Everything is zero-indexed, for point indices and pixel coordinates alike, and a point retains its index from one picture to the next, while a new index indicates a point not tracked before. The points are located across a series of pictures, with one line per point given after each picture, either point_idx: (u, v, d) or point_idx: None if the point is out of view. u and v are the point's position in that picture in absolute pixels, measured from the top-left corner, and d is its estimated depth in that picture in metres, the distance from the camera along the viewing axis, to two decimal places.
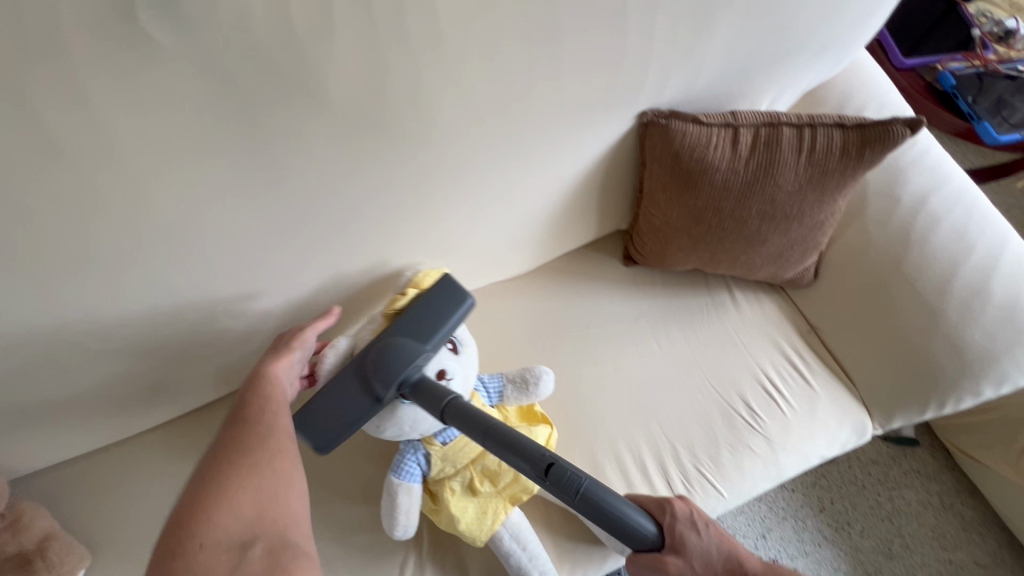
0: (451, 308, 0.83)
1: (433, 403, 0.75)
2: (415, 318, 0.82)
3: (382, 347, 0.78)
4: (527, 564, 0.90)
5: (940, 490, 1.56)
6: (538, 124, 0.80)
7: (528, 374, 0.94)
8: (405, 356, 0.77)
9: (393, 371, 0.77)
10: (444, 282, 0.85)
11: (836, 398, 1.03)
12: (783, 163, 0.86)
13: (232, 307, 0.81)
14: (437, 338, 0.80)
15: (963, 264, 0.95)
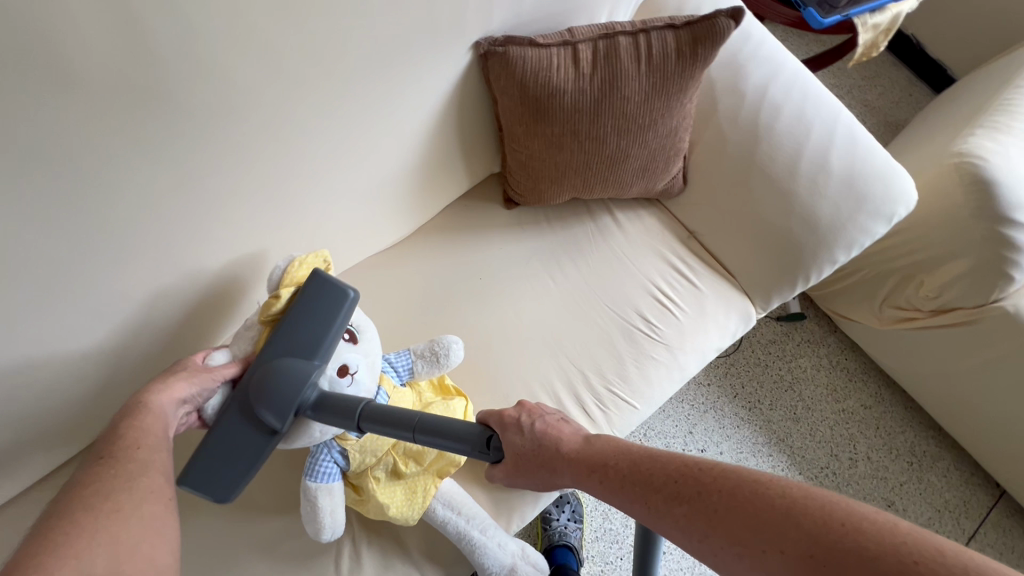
0: (332, 308, 0.78)
1: (341, 419, 0.75)
2: (297, 331, 0.77)
3: (270, 379, 0.74)
4: (465, 527, 0.89)
5: (827, 352, 1.75)
6: (360, 68, 0.74)
7: (436, 346, 0.92)
8: (298, 382, 0.74)
9: (288, 403, 0.74)
10: (319, 282, 0.79)
11: (721, 293, 1.09)
12: (626, 74, 0.85)
13: (59, 343, 0.70)
14: (324, 350, 0.77)
15: (804, 145, 1.01)
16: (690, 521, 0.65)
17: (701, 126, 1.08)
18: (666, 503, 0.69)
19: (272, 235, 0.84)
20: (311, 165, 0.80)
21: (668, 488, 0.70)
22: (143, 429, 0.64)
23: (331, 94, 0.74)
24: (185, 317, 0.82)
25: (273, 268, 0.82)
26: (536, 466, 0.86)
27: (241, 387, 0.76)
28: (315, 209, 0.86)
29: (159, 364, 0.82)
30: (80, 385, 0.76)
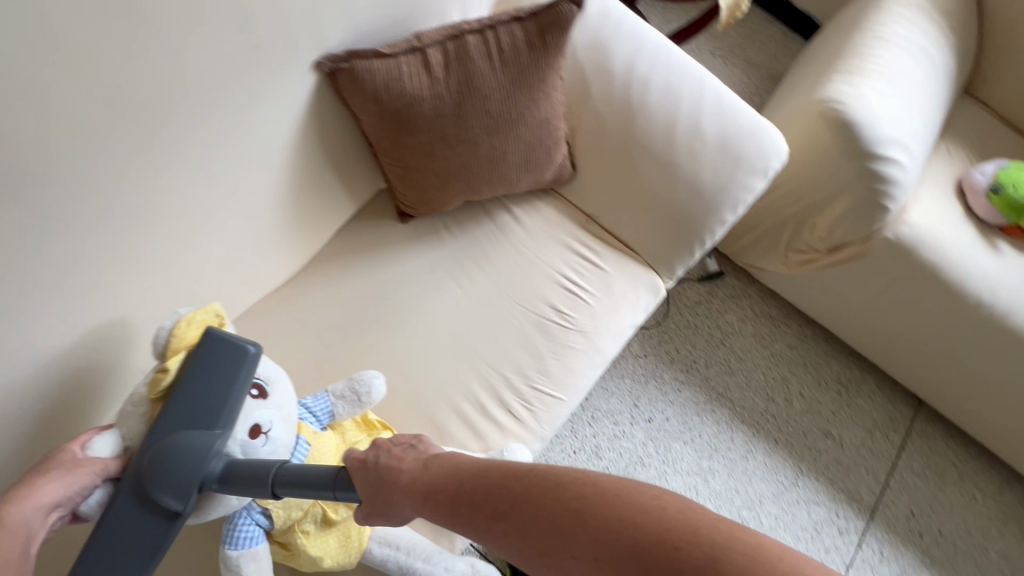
0: (232, 368, 0.71)
1: (249, 490, 0.66)
2: (194, 399, 0.69)
3: (164, 457, 0.66)
4: (407, 561, 0.87)
5: (750, 303, 1.82)
6: (187, 104, 0.69)
7: (358, 386, 0.87)
8: (197, 455, 0.66)
9: (187, 480, 0.66)
10: (213, 342, 0.71)
11: (626, 270, 1.11)
12: (481, 72, 0.84)
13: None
14: (225, 416, 0.69)
15: (676, 114, 1.04)
16: (509, 540, 0.59)
17: (578, 108, 1.08)
18: (492, 523, 0.61)
19: (129, 298, 0.77)
20: (156, 215, 0.73)
21: (491, 506, 0.61)
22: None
23: (159, 136, 0.68)
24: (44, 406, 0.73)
25: (159, 328, 0.74)
26: (379, 506, 0.70)
27: (132, 469, 0.68)
28: (176, 260, 0.79)
29: (25, 462, 0.74)
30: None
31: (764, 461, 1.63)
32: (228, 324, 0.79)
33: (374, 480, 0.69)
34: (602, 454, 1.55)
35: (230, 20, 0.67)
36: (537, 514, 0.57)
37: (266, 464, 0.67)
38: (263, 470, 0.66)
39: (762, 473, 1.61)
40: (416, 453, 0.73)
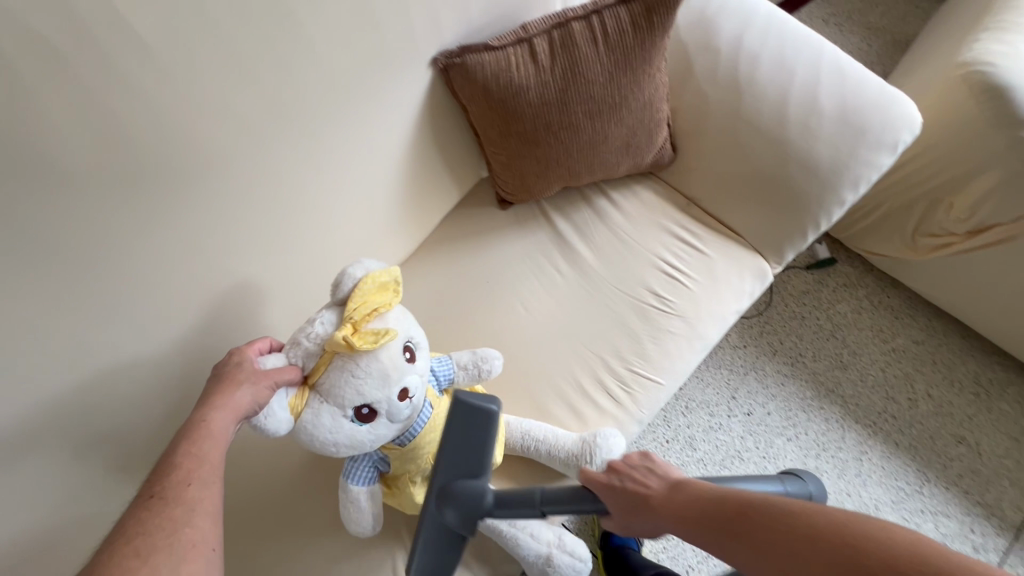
0: (480, 424, 0.70)
1: (522, 513, 0.72)
2: (455, 449, 0.71)
3: (452, 506, 0.71)
4: (500, 523, 0.88)
5: (866, 293, 1.67)
6: (330, 107, 0.76)
7: (480, 362, 0.90)
8: (474, 501, 0.70)
9: (471, 520, 0.71)
10: (459, 407, 0.70)
11: (731, 255, 1.07)
12: (585, 58, 0.86)
13: (94, 430, 0.71)
14: (487, 462, 0.71)
15: (790, 89, 0.98)
16: (740, 557, 0.63)
17: (680, 90, 1.06)
18: (719, 540, 0.65)
19: (279, 283, 0.85)
20: (301, 207, 0.81)
21: (720, 523, 0.65)
22: (199, 459, 0.64)
23: (307, 136, 0.76)
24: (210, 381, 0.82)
25: (346, 276, 0.78)
26: (630, 523, 0.75)
27: (430, 506, 0.72)
28: (314, 247, 0.87)
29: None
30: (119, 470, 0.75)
31: (882, 464, 1.50)
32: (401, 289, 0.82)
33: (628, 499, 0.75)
34: (696, 446, 1.50)
35: (364, 26, 0.73)
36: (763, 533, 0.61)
37: (529, 490, 0.72)
38: (530, 499, 0.72)
39: (879, 477, 1.48)
40: (656, 479, 0.76)
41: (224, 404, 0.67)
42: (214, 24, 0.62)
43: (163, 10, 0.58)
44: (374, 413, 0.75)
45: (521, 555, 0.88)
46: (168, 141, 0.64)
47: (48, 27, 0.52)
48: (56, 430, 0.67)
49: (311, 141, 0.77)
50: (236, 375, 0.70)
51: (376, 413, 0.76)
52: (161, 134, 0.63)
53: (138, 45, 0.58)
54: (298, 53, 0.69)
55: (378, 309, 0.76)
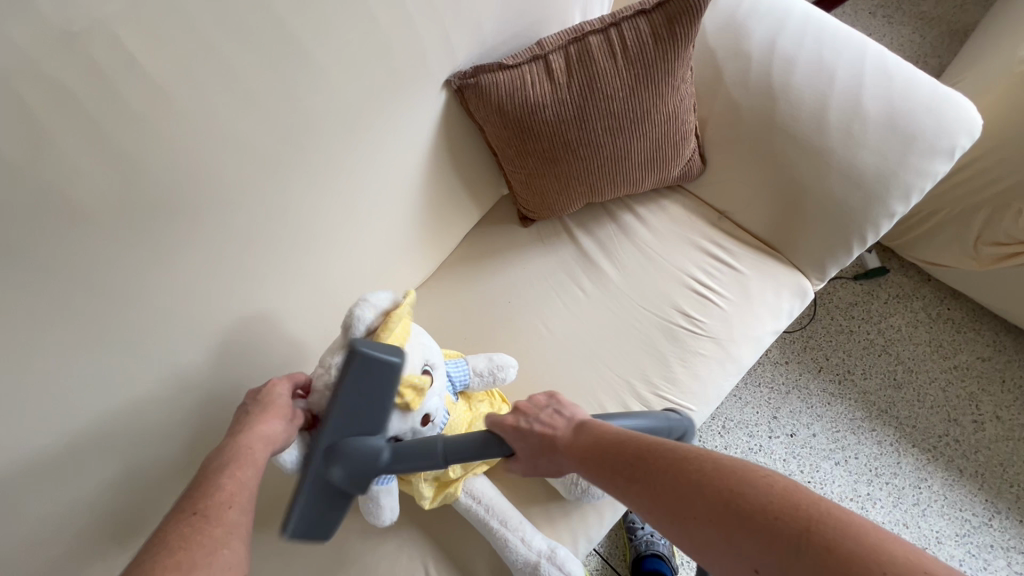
0: (382, 379, 0.68)
1: (424, 464, 0.73)
2: (351, 406, 0.68)
3: (341, 463, 0.69)
4: (501, 530, 0.83)
5: (923, 305, 1.55)
6: (342, 134, 0.75)
7: (497, 370, 0.87)
8: (367, 455, 0.69)
9: (365, 471, 0.70)
10: (360, 359, 0.66)
11: (767, 271, 1.00)
12: (604, 73, 0.82)
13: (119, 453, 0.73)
14: (385, 419, 0.70)
15: (830, 94, 0.91)
16: (639, 498, 0.65)
17: (709, 98, 1.01)
18: (624, 483, 0.68)
19: (297, 306, 0.85)
20: (316, 233, 0.81)
21: (628, 470, 0.68)
22: (238, 483, 0.60)
23: (321, 164, 0.76)
24: (230, 407, 0.82)
25: (359, 318, 0.72)
26: (537, 461, 0.81)
27: (313, 471, 0.69)
28: (330, 271, 0.86)
29: None
30: (137, 489, 0.77)
31: (943, 493, 1.37)
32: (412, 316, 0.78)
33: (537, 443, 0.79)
34: None
35: (374, 52, 0.72)
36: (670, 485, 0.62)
37: (431, 441, 0.74)
38: (435, 449, 0.73)
39: (941, 507, 1.36)
40: (563, 419, 0.82)
41: (258, 432, 0.65)
42: (225, 61, 0.61)
43: (174, 48, 0.58)
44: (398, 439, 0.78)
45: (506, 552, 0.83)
46: (183, 176, 0.64)
47: (63, 72, 0.53)
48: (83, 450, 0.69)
49: (327, 170, 0.77)
50: (262, 412, 0.68)
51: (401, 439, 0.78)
52: (176, 171, 0.63)
53: (151, 86, 0.58)
54: (308, 84, 0.68)
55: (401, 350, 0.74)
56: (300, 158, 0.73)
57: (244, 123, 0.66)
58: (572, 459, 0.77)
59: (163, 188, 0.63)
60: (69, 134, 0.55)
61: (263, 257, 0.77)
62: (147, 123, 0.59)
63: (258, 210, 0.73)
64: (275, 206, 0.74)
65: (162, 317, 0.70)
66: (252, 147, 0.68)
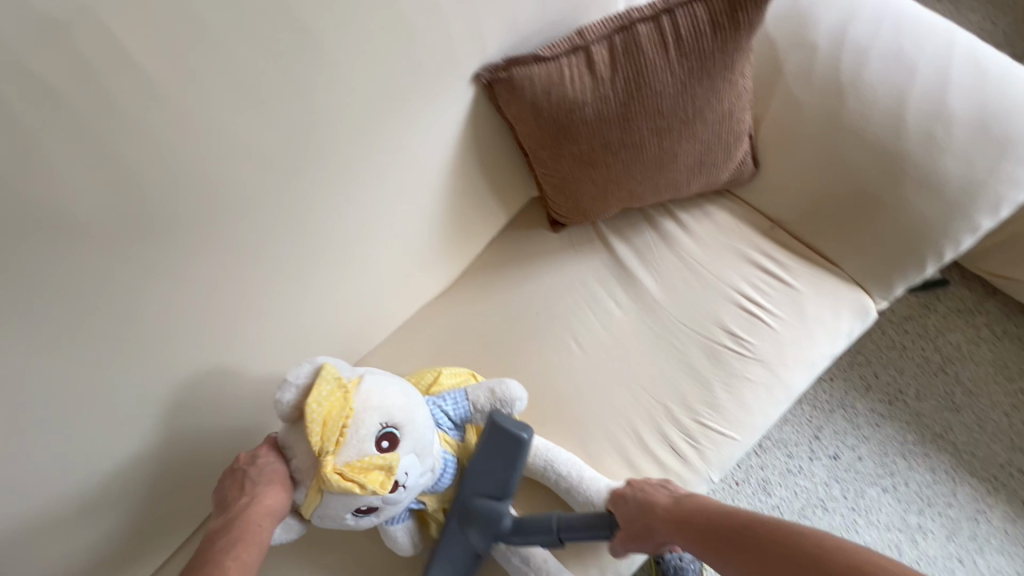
0: (510, 453, 0.73)
1: (538, 538, 0.75)
2: (484, 474, 0.75)
3: (472, 521, 0.76)
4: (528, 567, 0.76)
5: (986, 320, 1.42)
6: (358, 134, 0.68)
7: (500, 403, 0.79)
8: (492, 521, 0.75)
9: (490, 534, 0.76)
10: (495, 431, 0.73)
11: (823, 288, 0.91)
12: (653, 66, 0.73)
13: (118, 472, 0.68)
14: (512, 489, 0.75)
15: (910, 91, 0.80)
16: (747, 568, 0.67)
17: (765, 95, 0.90)
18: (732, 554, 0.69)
19: (310, 318, 0.78)
20: (329, 242, 0.74)
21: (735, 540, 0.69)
22: (240, 565, 0.61)
23: (336, 167, 0.69)
24: (237, 425, 0.77)
25: (282, 399, 0.66)
26: (644, 541, 0.75)
27: (450, 526, 0.77)
28: (347, 282, 0.80)
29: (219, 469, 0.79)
30: (137, 511, 0.72)
31: (1004, 528, 1.26)
32: (353, 380, 0.68)
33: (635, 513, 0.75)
34: (771, 491, 1.32)
35: (395, 44, 0.64)
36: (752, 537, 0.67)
37: (547, 517, 0.76)
38: (550, 528, 0.75)
39: (1001, 543, 1.25)
40: (665, 491, 0.78)
41: (259, 506, 0.64)
42: (230, 54, 0.55)
43: (168, 39, 0.52)
44: (376, 508, 0.68)
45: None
46: (182, 183, 0.58)
47: (46, 65, 0.48)
48: (79, 470, 0.65)
49: (343, 173, 0.70)
50: (257, 482, 0.66)
51: (378, 509, 0.68)
52: (172, 176, 0.57)
53: (142, 82, 0.52)
54: (321, 79, 0.61)
55: (343, 424, 0.65)
56: (313, 160, 0.66)
57: (251, 122, 0.59)
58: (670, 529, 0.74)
59: (158, 195, 0.57)
60: (56, 136, 0.50)
61: (272, 267, 0.71)
62: (141, 123, 0.53)
63: (268, 217, 0.67)
64: (286, 212, 0.68)
65: (163, 330, 0.65)
66: (260, 148, 0.61)
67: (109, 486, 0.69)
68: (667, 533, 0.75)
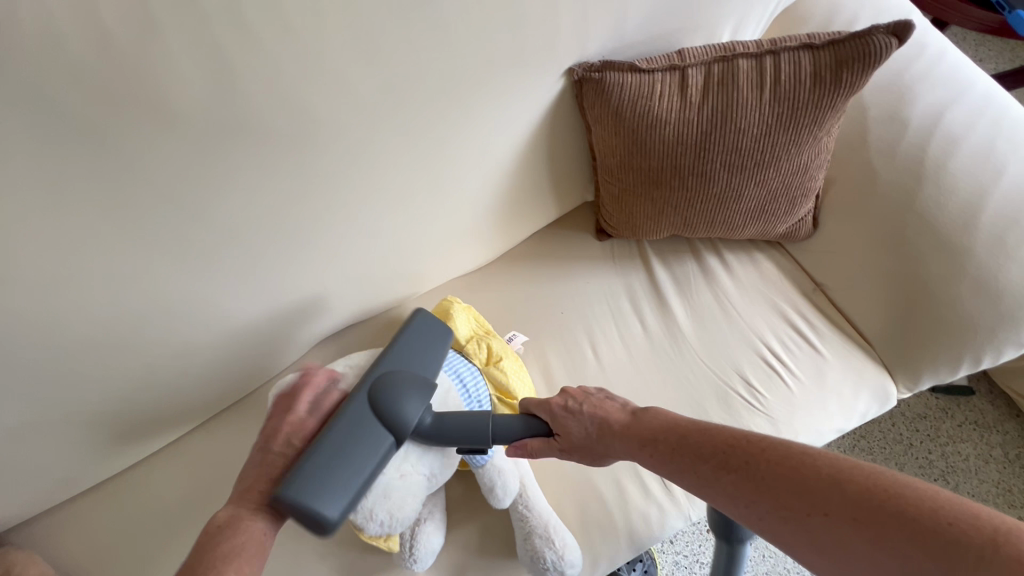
0: (440, 332, 0.67)
1: (465, 442, 0.65)
2: (404, 355, 0.65)
3: (381, 400, 0.60)
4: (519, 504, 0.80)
5: (1002, 441, 1.38)
6: (445, 96, 0.70)
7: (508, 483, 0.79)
8: (420, 398, 0.62)
9: (402, 423, 0.60)
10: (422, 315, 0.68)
11: (849, 363, 0.90)
12: (743, 103, 0.73)
13: (144, 351, 0.72)
14: (435, 367, 0.66)
15: (991, 189, 0.79)
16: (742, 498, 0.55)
17: (843, 159, 0.90)
18: (717, 475, 0.57)
19: (351, 258, 0.81)
20: (388, 191, 0.76)
21: (720, 458, 0.58)
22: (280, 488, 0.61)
23: (415, 122, 0.70)
24: (258, 337, 0.81)
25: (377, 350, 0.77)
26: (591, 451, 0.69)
27: (361, 399, 0.60)
28: (395, 234, 0.82)
29: (231, 374, 0.83)
30: (150, 389, 0.77)
31: None
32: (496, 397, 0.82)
33: (587, 428, 0.69)
34: None
35: (503, 19, 0.66)
36: (783, 478, 0.53)
37: (481, 418, 0.67)
38: (483, 427, 0.66)
39: None
40: (615, 404, 0.71)
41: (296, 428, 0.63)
42: None
43: None
44: None
45: (522, 517, 0.79)
46: (272, 99, 0.61)
47: None
48: (111, 340, 0.69)
49: (421, 130, 0.72)
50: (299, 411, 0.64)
51: None
52: (267, 92, 0.60)
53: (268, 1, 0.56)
54: (425, 34, 0.64)
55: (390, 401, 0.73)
56: (398, 112, 0.68)
57: (352, 60, 0.62)
58: (630, 447, 0.66)
59: (246, 106, 0.60)
60: (178, 30, 0.54)
61: (333, 201, 0.73)
62: (256, 36, 0.57)
63: (341, 152, 0.69)
64: (360, 154, 0.70)
65: (216, 232, 0.68)
66: (352, 88, 0.64)
67: (130, 362, 0.73)
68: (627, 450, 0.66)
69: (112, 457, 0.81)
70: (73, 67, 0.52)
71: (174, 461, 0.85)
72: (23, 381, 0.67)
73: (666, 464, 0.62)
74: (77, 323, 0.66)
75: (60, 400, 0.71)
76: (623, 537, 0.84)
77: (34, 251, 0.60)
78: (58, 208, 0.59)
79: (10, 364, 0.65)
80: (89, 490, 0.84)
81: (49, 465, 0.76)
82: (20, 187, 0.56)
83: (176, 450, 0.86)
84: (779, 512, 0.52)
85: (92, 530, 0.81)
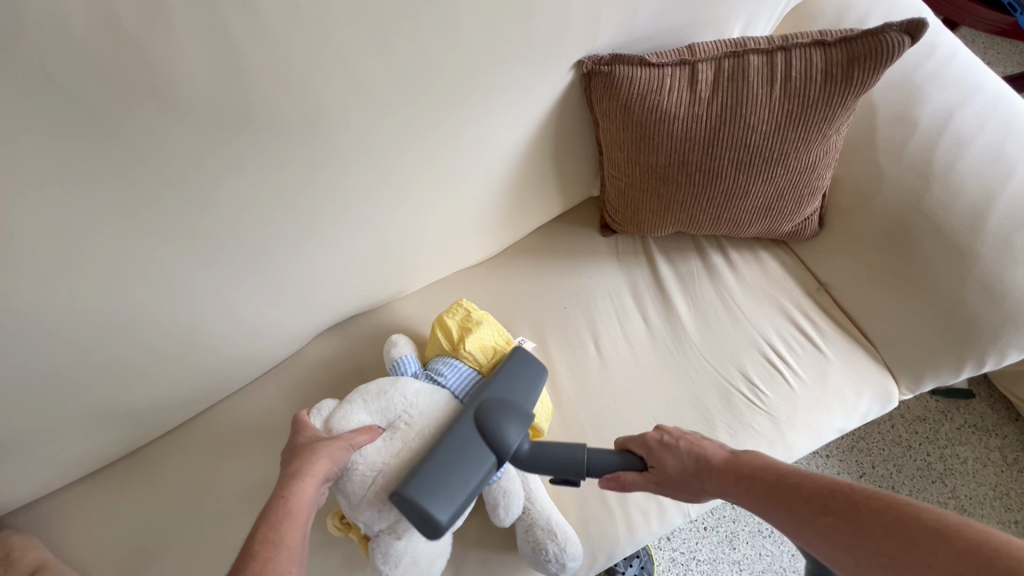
0: (533, 369, 0.70)
1: (565, 472, 0.63)
2: (505, 385, 0.67)
3: (490, 416, 0.62)
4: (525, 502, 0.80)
5: (1000, 445, 1.38)
6: (453, 86, 0.69)
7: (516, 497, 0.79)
8: (521, 420, 0.63)
9: (506, 444, 0.61)
10: (519, 353, 0.71)
11: (851, 364, 0.90)
12: (753, 99, 0.73)
13: (146, 338, 0.72)
14: (533, 399, 0.68)
15: (1000, 192, 0.78)
16: (837, 537, 0.55)
17: (850, 158, 0.90)
18: (813, 516, 0.57)
19: (355, 248, 0.81)
20: (394, 182, 0.76)
21: (817, 500, 0.58)
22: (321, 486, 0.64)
23: (422, 113, 0.70)
24: (260, 325, 0.80)
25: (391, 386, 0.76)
26: (685, 481, 0.69)
27: (470, 416, 0.62)
28: (400, 225, 0.82)
29: (233, 362, 0.82)
30: (152, 376, 0.76)
31: None
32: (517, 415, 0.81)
33: (683, 460, 0.69)
34: (736, 544, 1.30)
35: (513, 10, 0.65)
36: (886, 526, 0.52)
37: (574, 452, 0.64)
38: (578, 457, 0.63)
39: None
40: (715, 443, 0.72)
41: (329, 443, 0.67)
42: None
43: None
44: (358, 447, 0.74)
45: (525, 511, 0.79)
46: (278, 86, 0.60)
47: None
48: (114, 326, 0.69)
49: (428, 121, 0.71)
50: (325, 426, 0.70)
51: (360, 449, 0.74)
52: (273, 80, 0.60)
53: None
54: (434, 24, 0.63)
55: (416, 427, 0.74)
56: (405, 102, 0.68)
57: (360, 48, 0.61)
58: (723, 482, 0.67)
59: (252, 92, 0.59)
60: (185, 13, 0.53)
61: (339, 191, 0.73)
62: (264, 22, 0.56)
63: (348, 141, 0.68)
64: (366, 143, 0.70)
65: (221, 220, 0.68)
66: (361, 76, 0.63)
67: (132, 349, 0.72)
68: (721, 486, 0.67)
69: (113, 443, 0.81)
70: (79, 49, 0.52)
71: (176, 447, 0.85)
72: (24, 365, 0.67)
73: (760, 501, 0.63)
74: (82, 308, 0.66)
75: (63, 386, 0.71)
76: (621, 532, 0.84)
77: (37, 234, 0.59)
78: (62, 192, 0.58)
79: (12, 348, 0.65)
80: (89, 476, 0.84)
81: (49, 450, 0.76)
82: (22, 170, 0.55)
83: (178, 437, 0.86)
84: (879, 557, 0.51)
85: (91, 516, 0.81)
